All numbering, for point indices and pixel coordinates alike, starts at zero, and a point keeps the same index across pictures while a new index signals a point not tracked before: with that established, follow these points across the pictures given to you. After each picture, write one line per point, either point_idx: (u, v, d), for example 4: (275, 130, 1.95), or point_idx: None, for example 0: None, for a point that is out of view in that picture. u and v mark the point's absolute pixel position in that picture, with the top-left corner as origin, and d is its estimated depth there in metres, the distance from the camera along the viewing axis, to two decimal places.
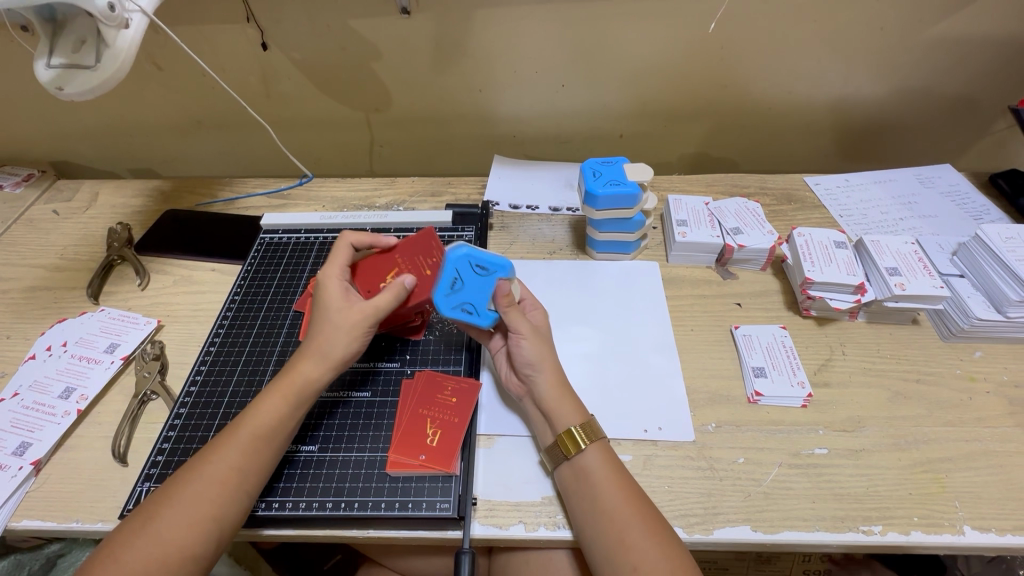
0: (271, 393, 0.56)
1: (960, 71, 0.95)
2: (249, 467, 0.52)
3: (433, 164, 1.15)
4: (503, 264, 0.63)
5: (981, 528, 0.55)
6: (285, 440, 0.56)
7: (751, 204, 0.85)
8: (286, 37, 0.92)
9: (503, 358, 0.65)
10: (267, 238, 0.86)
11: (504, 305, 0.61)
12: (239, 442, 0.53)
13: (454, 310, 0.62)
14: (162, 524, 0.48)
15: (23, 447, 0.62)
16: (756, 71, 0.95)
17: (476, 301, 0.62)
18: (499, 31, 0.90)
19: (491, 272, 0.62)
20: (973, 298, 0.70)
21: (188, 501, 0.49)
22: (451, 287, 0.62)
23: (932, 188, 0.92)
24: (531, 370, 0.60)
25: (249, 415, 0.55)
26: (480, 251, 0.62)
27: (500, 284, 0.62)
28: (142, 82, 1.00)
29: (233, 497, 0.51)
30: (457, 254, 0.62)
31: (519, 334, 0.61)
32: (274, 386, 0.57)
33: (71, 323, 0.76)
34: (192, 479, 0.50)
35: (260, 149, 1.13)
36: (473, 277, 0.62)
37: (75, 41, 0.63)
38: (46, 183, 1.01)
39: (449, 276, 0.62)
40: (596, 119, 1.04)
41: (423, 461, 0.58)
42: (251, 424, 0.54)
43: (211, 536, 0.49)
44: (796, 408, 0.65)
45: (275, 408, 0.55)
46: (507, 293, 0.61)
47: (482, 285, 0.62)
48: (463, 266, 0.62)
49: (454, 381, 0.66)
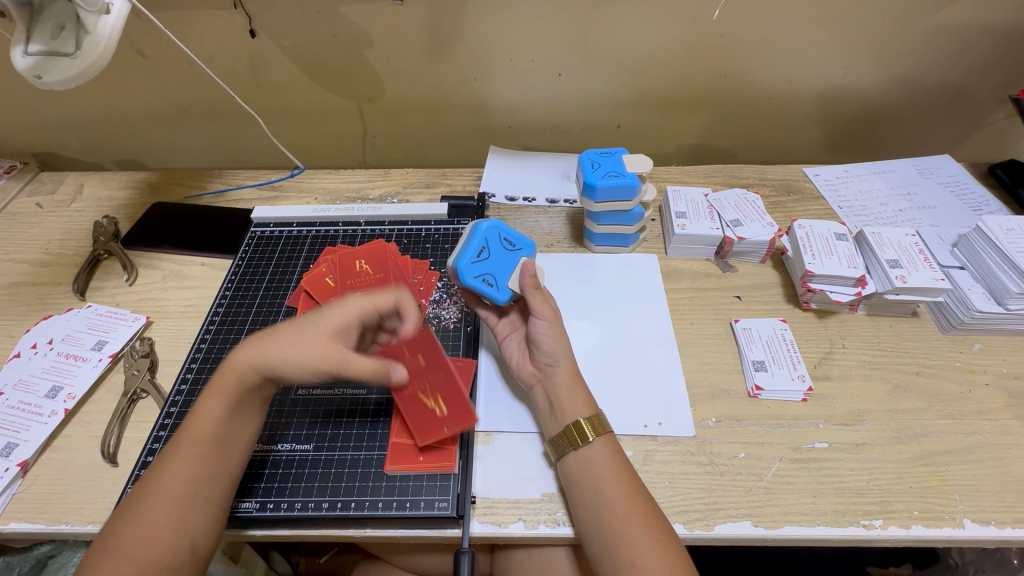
0: (207, 396, 0.53)
1: (961, 60, 0.94)
2: (201, 474, 0.50)
3: (427, 155, 1.13)
4: (529, 244, 0.67)
5: (981, 521, 0.55)
6: (236, 440, 0.53)
7: (750, 195, 0.84)
8: (274, 23, 0.89)
9: (516, 344, 0.65)
10: (258, 232, 0.84)
11: (531, 285, 0.62)
12: (185, 453, 0.51)
13: (475, 278, 0.62)
14: (120, 541, 0.46)
15: (9, 448, 0.61)
16: (756, 60, 0.94)
17: (497, 274, 0.63)
18: (495, 18, 0.88)
19: (517, 249, 0.66)
20: (974, 290, 0.70)
21: (145, 516, 0.47)
22: (477, 256, 0.63)
23: (931, 179, 0.91)
24: (546, 355, 0.60)
25: (189, 421, 0.52)
26: (509, 228, 0.66)
27: (527, 261, 0.64)
28: (126, 70, 0.97)
29: (193, 505, 0.49)
30: (488, 227, 0.65)
31: (542, 318, 0.61)
32: (209, 388, 0.54)
33: (58, 320, 0.74)
34: (145, 494, 0.48)
35: (249, 139, 1.11)
36: (498, 250, 0.64)
37: (54, 27, 0.60)
38: (28, 176, 0.98)
39: (477, 245, 0.63)
40: (593, 109, 1.02)
41: (423, 462, 0.58)
42: (192, 430, 0.52)
43: (180, 545, 0.47)
44: (796, 402, 0.65)
45: (213, 411, 0.52)
46: (533, 273, 0.63)
47: (505, 259, 0.64)
48: (492, 238, 0.65)
49: (450, 359, 0.66)
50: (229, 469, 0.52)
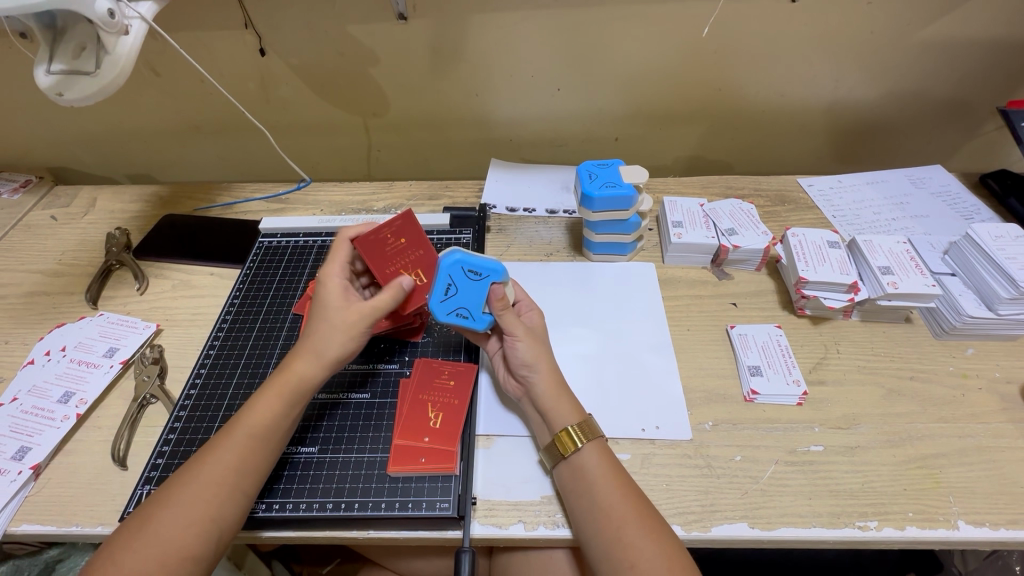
0: (266, 393, 0.57)
1: (950, 73, 0.97)
2: (244, 467, 0.52)
3: (430, 168, 1.15)
4: (497, 267, 0.62)
5: (975, 522, 0.56)
6: (281, 440, 0.56)
7: (745, 205, 0.86)
8: (284, 42, 0.93)
9: (500, 359, 0.66)
10: (266, 242, 0.87)
11: (499, 309, 0.61)
12: (234, 443, 0.53)
13: (448, 315, 0.62)
14: (159, 525, 0.48)
15: (22, 452, 0.63)
16: (749, 74, 0.97)
17: (470, 306, 0.62)
18: (495, 36, 0.91)
19: (483, 277, 0.62)
20: (965, 296, 0.71)
21: (186, 502, 0.49)
22: (445, 293, 0.62)
23: (923, 188, 0.93)
24: (527, 371, 0.61)
25: (244, 415, 0.55)
26: (472, 256, 0.62)
27: (495, 288, 0.62)
28: (140, 87, 1.00)
29: (229, 497, 0.51)
30: (450, 261, 0.61)
31: (514, 337, 0.61)
32: (268, 387, 0.57)
33: (70, 327, 0.76)
34: (189, 481, 0.50)
35: (257, 154, 1.14)
36: (465, 282, 0.62)
37: (75, 47, 0.63)
38: (43, 189, 1.01)
39: (441, 283, 0.62)
40: (592, 123, 1.05)
41: (424, 464, 0.58)
42: (246, 423, 0.54)
43: (209, 536, 0.49)
44: (791, 406, 0.66)
45: (271, 407, 0.56)
46: (500, 297, 0.62)
47: (474, 290, 0.62)
48: (457, 273, 0.62)
49: (451, 365, 0.68)
50: (266, 466, 0.54)
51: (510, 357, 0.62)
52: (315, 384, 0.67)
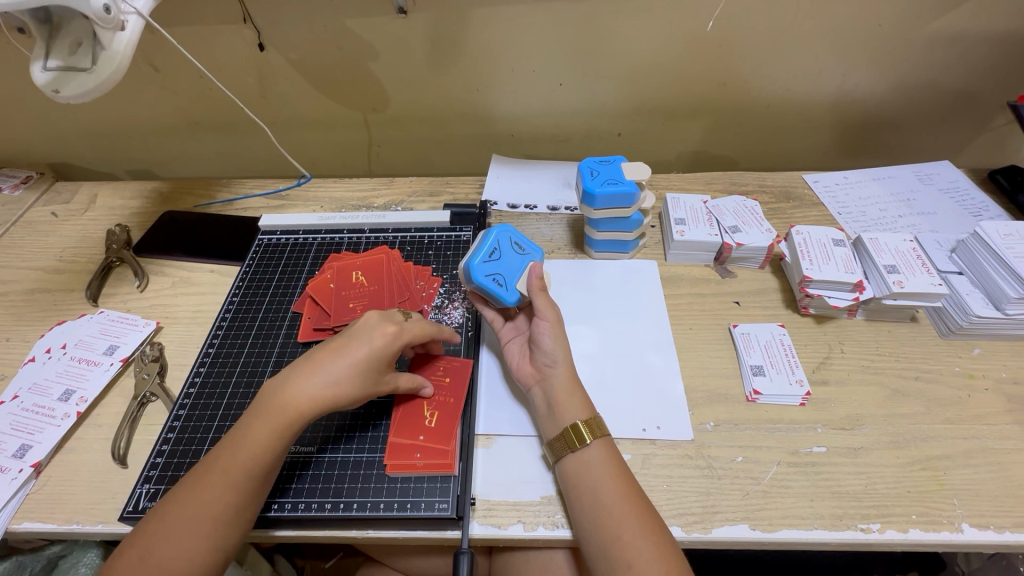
0: (262, 423, 0.54)
1: (959, 68, 0.95)
2: (243, 503, 0.52)
3: (431, 163, 1.14)
4: (538, 251, 0.70)
5: (980, 525, 0.55)
6: (277, 467, 0.55)
7: (749, 201, 0.85)
8: (282, 37, 0.92)
9: (518, 347, 0.66)
10: (265, 239, 0.86)
11: (537, 287, 0.64)
12: (234, 479, 0.52)
13: (485, 277, 0.64)
14: (161, 556, 0.48)
15: (23, 450, 0.63)
16: (754, 69, 0.95)
17: (506, 275, 0.66)
18: (496, 31, 0.90)
19: (526, 253, 0.69)
20: (972, 296, 0.70)
21: (187, 536, 0.49)
22: (488, 257, 0.66)
23: (931, 185, 0.92)
24: (545, 360, 0.61)
25: (241, 446, 0.53)
26: (520, 234, 0.70)
27: (534, 266, 0.67)
28: (138, 83, 1.00)
29: (234, 527, 0.51)
30: (500, 232, 0.69)
31: (545, 321, 0.62)
32: (265, 416, 0.54)
33: (71, 325, 0.76)
34: (190, 516, 0.50)
35: (257, 150, 1.13)
36: (509, 253, 0.68)
37: (72, 43, 0.63)
38: (44, 186, 1.01)
39: (489, 246, 0.67)
40: (595, 118, 1.03)
41: (421, 464, 0.58)
42: (243, 458, 0.52)
43: (215, 564, 0.50)
44: (794, 406, 0.65)
45: (267, 442, 0.53)
46: (539, 276, 0.66)
47: (515, 260, 0.67)
48: (504, 243, 0.68)
49: (445, 361, 0.68)
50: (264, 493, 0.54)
51: (534, 341, 0.63)
52: None
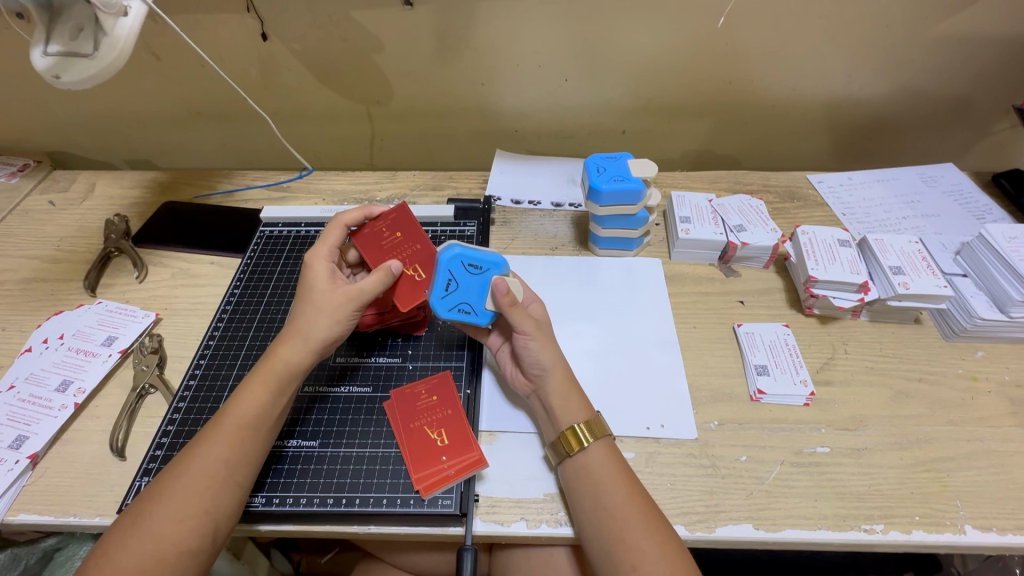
0: (252, 380, 0.56)
1: (965, 71, 0.95)
2: (235, 459, 0.52)
3: (433, 157, 1.14)
4: (498, 261, 0.62)
5: (983, 527, 0.55)
6: (271, 429, 0.55)
7: (754, 201, 0.85)
8: (286, 27, 0.91)
9: (507, 355, 0.65)
10: (267, 231, 0.85)
11: (506, 305, 0.59)
12: (226, 433, 0.53)
13: (450, 312, 0.61)
14: (151, 520, 0.47)
15: (19, 441, 0.62)
16: (760, 68, 0.95)
17: (472, 301, 0.61)
18: (502, 24, 0.89)
19: (485, 271, 0.61)
20: (976, 298, 0.70)
21: (177, 494, 0.49)
22: (446, 289, 0.61)
23: (935, 187, 0.91)
24: (534, 367, 0.60)
25: (231, 405, 0.54)
26: (472, 250, 0.61)
27: (498, 281, 0.60)
28: (139, 71, 0.98)
29: (225, 488, 0.50)
30: (450, 255, 0.60)
31: (525, 335, 0.59)
32: (255, 374, 0.57)
33: (68, 315, 0.75)
34: (180, 474, 0.50)
35: (257, 141, 1.12)
36: (467, 277, 0.61)
37: (73, 29, 0.62)
38: (41, 174, 1.00)
39: (442, 278, 0.60)
40: (599, 114, 1.03)
41: (451, 466, 0.57)
42: (234, 413, 0.54)
43: (205, 529, 0.48)
44: (797, 406, 0.65)
45: (258, 396, 0.55)
46: (506, 292, 0.60)
47: (474, 284, 0.61)
48: (457, 267, 0.61)
49: (424, 382, 0.65)
50: (259, 458, 0.54)
51: (521, 355, 0.61)
52: (316, 375, 0.66)
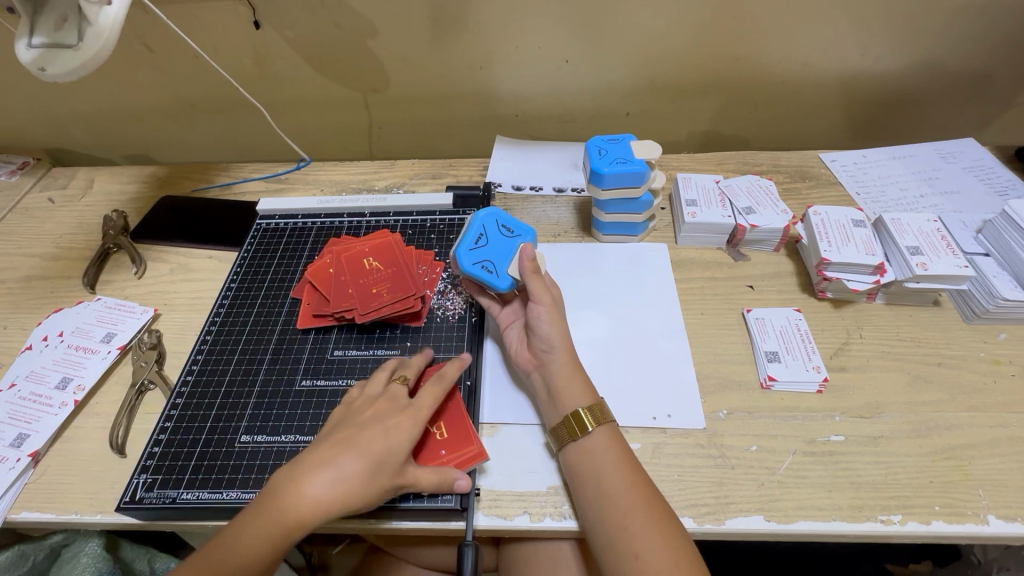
0: (306, 480, 0.49)
1: (987, 40, 0.90)
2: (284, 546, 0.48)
3: (434, 145, 1.12)
4: (527, 232, 0.68)
5: (1006, 517, 0.53)
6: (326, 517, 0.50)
7: (763, 181, 0.82)
8: (279, 14, 0.89)
9: (517, 333, 0.64)
10: (264, 224, 0.84)
11: (529, 269, 0.62)
12: (278, 524, 0.47)
13: (473, 265, 0.63)
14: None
15: (21, 439, 0.62)
16: (769, 44, 0.91)
17: (496, 261, 0.64)
18: (500, 5, 0.86)
19: (515, 235, 0.66)
20: (999, 278, 0.67)
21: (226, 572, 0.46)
22: (475, 242, 0.65)
23: (954, 163, 0.88)
24: (546, 344, 0.59)
25: (285, 498, 0.48)
26: (506, 216, 0.68)
27: (524, 247, 0.64)
28: (134, 64, 0.97)
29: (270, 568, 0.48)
30: (487, 215, 0.67)
31: (541, 304, 0.60)
32: (309, 471, 0.49)
33: (68, 312, 0.75)
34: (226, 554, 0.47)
35: (255, 133, 1.11)
36: (496, 238, 0.66)
37: (57, 19, 0.60)
38: (41, 171, 0.99)
39: (475, 232, 0.65)
40: (603, 96, 1.00)
41: (448, 457, 0.56)
42: (289, 506, 0.48)
43: None
44: (810, 394, 0.63)
45: (316, 491, 0.48)
46: (531, 259, 0.63)
47: (502, 246, 0.65)
48: (490, 226, 0.67)
49: None
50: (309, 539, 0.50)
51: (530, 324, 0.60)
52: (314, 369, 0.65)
